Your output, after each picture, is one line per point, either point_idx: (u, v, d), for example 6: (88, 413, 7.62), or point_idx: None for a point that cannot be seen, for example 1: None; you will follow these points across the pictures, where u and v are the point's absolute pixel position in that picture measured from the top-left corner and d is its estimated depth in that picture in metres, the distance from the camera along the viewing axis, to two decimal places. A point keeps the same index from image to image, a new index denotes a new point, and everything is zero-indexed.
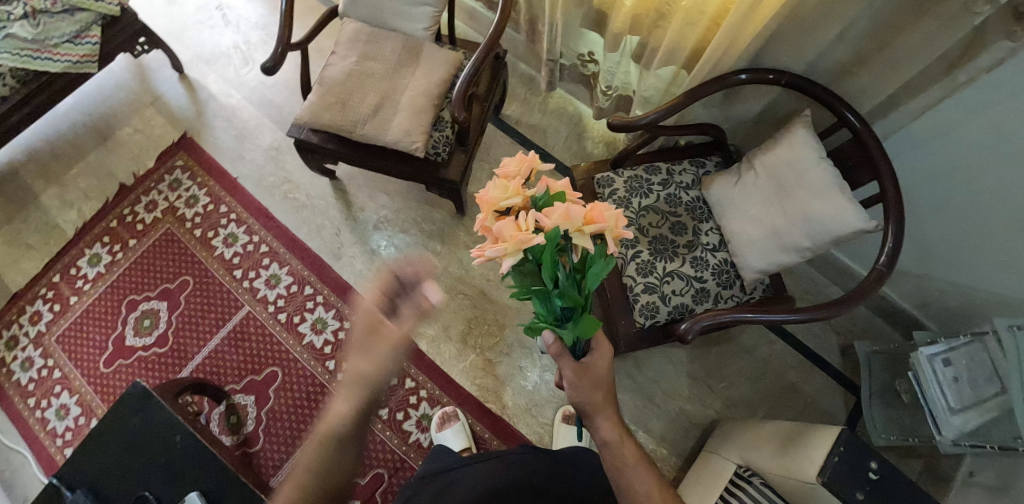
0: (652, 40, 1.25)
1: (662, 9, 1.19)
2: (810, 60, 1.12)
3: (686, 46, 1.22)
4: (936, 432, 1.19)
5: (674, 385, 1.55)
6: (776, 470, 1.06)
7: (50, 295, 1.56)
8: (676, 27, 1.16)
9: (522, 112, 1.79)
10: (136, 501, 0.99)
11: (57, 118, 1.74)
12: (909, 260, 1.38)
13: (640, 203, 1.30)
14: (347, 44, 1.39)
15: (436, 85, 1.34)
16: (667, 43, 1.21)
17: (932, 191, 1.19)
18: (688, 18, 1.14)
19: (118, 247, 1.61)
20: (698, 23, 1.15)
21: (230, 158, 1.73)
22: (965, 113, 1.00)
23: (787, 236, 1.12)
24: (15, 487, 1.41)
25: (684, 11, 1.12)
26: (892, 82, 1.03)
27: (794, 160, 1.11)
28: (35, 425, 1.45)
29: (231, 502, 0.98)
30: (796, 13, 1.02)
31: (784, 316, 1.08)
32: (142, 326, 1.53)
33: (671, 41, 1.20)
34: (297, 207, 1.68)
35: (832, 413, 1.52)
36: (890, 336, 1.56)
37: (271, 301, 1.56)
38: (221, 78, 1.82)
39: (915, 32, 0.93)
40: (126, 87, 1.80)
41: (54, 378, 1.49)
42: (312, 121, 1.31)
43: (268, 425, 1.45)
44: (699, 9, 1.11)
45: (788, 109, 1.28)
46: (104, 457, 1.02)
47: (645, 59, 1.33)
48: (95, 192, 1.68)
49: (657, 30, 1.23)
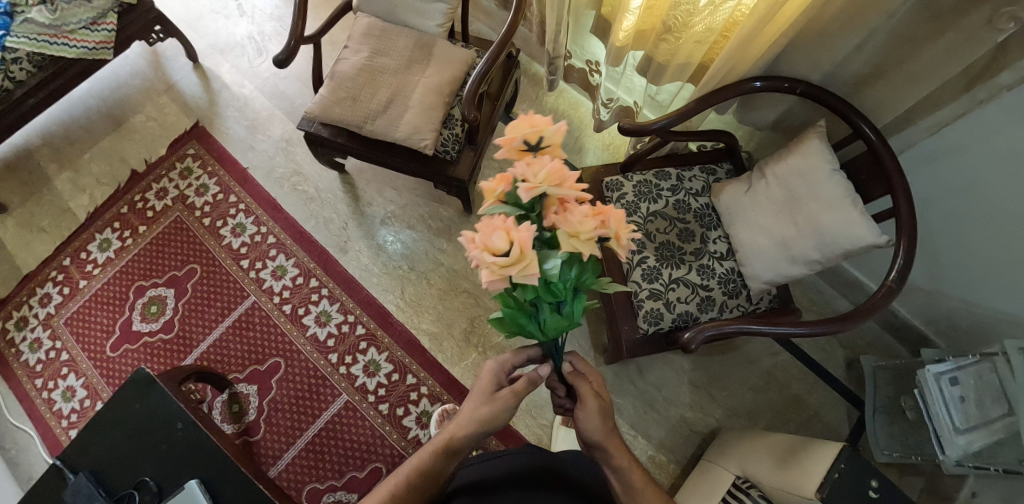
0: (660, 53, 1.21)
1: (670, 23, 1.14)
2: (827, 70, 1.10)
3: (694, 61, 1.21)
4: (939, 452, 1.17)
5: (676, 392, 1.54)
6: (774, 483, 1.05)
7: (60, 278, 1.58)
8: (685, 45, 1.16)
9: (533, 111, 1.78)
10: (136, 487, 1.01)
11: (73, 103, 1.76)
12: (920, 276, 1.35)
13: (648, 208, 1.29)
14: (359, 39, 1.39)
15: (448, 83, 1.34)
16: (676, 61, 1.22)
17: (948, 206, 1.16)
18: (700, 36, 1.13)
19: (128, 232, 1.63)
20: (706, 41, 1.14)
21: (241, 149, 1.74)
22: (984, 130, 0.98)
23: (796, 248, 1.10)
24: (21, 464, 1.44)
25: (694, 35, 1.12)
26: (909, 96, 1.01)
27: (806, 170, 1.09)
28: (41, 406, 1.48)
29: (228, 491, 0.99)
30: (815, 21, 1.01)
31: (790, 329, 1.06)
32: (149, 312, 1.55)
33: (681, 58, 1.20)
34: (306, 200, 1.68)
35: (834, 427, 1.50)
36: (898, 351, 1.53)
37: (276, 292, 1.58)
38: (235, 69, 1.83)
39: (936, 46, 0.91)
40: (141, 75, 1.81)
41: (61, 360, 1.51)
42: (323, 115, 1.32)
43: (270, 415, 1.46)
44: (709, 30, 1.11)
45: (803, 118, 1.26)
46: (106, 441, 1.04)
47: (652, 75, 1.32)
48: (107, 178, 1.70)
49: (663, 43, 1.19)
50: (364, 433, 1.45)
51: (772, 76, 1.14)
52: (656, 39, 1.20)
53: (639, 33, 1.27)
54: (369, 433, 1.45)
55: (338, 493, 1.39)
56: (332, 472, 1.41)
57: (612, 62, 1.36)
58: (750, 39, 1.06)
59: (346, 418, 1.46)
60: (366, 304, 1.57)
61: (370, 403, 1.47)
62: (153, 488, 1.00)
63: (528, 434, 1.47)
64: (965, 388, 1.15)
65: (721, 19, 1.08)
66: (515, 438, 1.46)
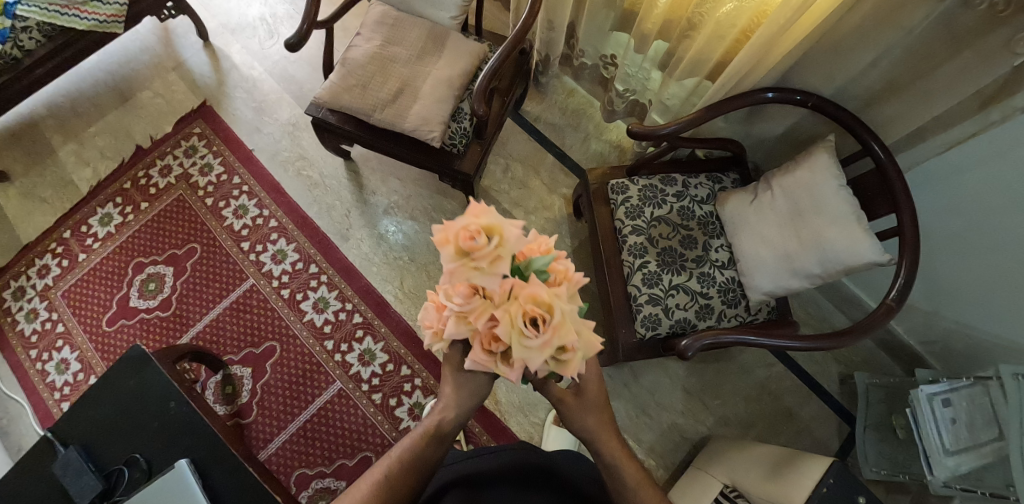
0: (679, 49, 1.24)
1: (693, 19, 1.18)
2: (840, 84, 1.09)
3: (713, 56, 1.20)
4: (927, 472, 1.17)
5: (669, 399, 1.55)
6: (762, 493, 1.06)
7: (59, 250, 1.58)
8: (705, 38, 1.15)
9: (542, 109, 1.78)
10: (126, 463, 1.01)
11: (81, 76, 1.75)
12: (919, 296, 1.35)
13: (652, 213, 1.29)
14: (373, 27, 1.39)
15: (459, 76, 1.33)
16: (694, 51, 1.20)
17: (952, 229, 1.16)
18: (718, 30, 1.12)
19: (129, 208, 1.62)
20: (726, 36, 1.13)
21: (247, 130, 1.73)
22: (994, 155, 0.98)
23: (798, 261, 1.10)
24: (12, 435, 1.44)
25: (716, 19, 1.10)
26: (922, 112, 1.01)
27: (813, 184, 1.09)
28: (34, 377, 1.48)
29: (218, 472, 0.99)
30: (832, 33, 1.01)
31: (787, 342, 1.07)
32: (147, 289, 1.55)
33: (699, 51, 1.19)
34: (309, 185, 1.68)
35: (824, 442, 1.51)
36: (892, 370, 1.54)
37: (275, 276, 1.57)
38: (245, 49, 1.82)
39: (951, 66, 0.91)
40: (150, 51, 1.80)
41: (56, 331, 1.51)
42: (332, 101, 1.31)
43: (263, 398, 1.46)
44: (731, 23, 1.09)
45: (812, 132, 1.26)
46: (98, 416, 1.04)
47: (669, 68, 1.33)
48: (111, 152, 1.69)
49: (685, 40, 1.23)
50: (355, 422, 1.45)
51: (784, 87, 1.13)
52: (679, 36, 1.23)
53: (668, 20, 1.28)
54: (360, 421, 1.45)
55: (327, 480, 1.39)
56: (322, 459, 1.41)
57: (637, 49, 1.36)
58: (765, 48, 1.06)
59: (338, 406, 1.46)
60: (365, 293, 1.57)
61: (364, 392, 1.47)
62: (142, 465, 1.00)
63: (519, 431, 1.48)
64: (957, 410, 1.14)
65: (745, 13, 1.05)
66: (506, 434, 1.47)
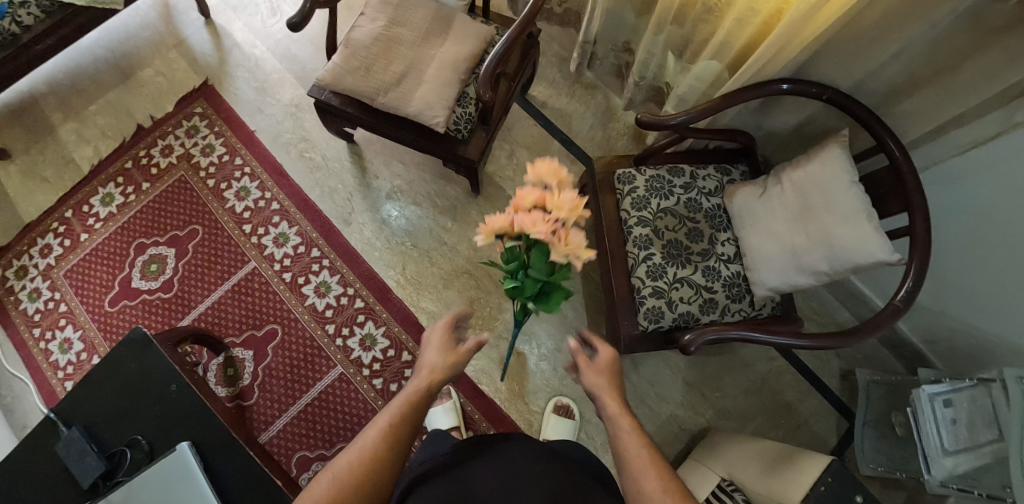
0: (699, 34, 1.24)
1: (711, 4, 1.16)
2: (858, 78, 1.06)
3: (737, 45, 1.16)
4: (925, 470, 1.17)
5: (669, 389, 1.55)
6: (761, 490, 1.04)
7: (61, 230, 1.57)
8: (729, 24, 1.11)
9: (549, 94, 1.74)
10: (127, 445, 1.02)
11: (81, 52, 1.72)
12: (925, 294, 1.34)
13: (659, 204, 1.27)
14: (377, 8, 1.35)
15: (465, 59, 1.30)
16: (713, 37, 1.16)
17: (963, 230, 1.15)
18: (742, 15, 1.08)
19: (130, 189, 1.61)
20: (751, 20, 1.08)
21: (249, 111, 1.71)
22: (1011, 158, 0.96)
23: (805, 258, 1.09)
24: (16, 412, 1.46)
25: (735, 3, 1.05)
26: (942, 111, 0.99)
27: (823, 180, 1.06)
28: (38, 356, 1.49)
29: (221, 456, 1.00)
30: (851, 26, 0.98)
31: (791, 340, 1.05)
32: (149, 271, 1.55)
33: (726, 36, 1.15)
34: (311, 168, 1.66)
35: (823, 436, 1.51)
36: (894, 367, 1.54)
37: (277, 259, 1.57)
38: (247, 27, 1.78)
39: (975, 62, 0.88)
40: (151, 28, 1.77)
41: (60, 311, 1.52)
42: (335, 84, 1.28)
43: (264, 381, 1.47)
44: (751, 8, 1.05)
45: (826, 125, 1.23)
46: (100, 399, 1.04)
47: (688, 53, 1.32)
48: (113, 131, 1.67)
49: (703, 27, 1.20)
50: (356, 406, 1.46)
51: (801, 79, 1.09)
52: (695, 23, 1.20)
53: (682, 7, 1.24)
54: (360, 406, 1.46)
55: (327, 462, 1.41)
56: (322, 441, 1.43)
57: (653, 34, 1.32)
58: (786, 40, 1.01)
59: (339, 389, 1.47)
60: (367, 278, 1.56)
61: (365, 377, 1.48)
62: (144, 446, 1.01)
63: (518, 420, 1.48)
64: (958, 410, 1.12)
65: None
66: (505, 422, 1.48)
